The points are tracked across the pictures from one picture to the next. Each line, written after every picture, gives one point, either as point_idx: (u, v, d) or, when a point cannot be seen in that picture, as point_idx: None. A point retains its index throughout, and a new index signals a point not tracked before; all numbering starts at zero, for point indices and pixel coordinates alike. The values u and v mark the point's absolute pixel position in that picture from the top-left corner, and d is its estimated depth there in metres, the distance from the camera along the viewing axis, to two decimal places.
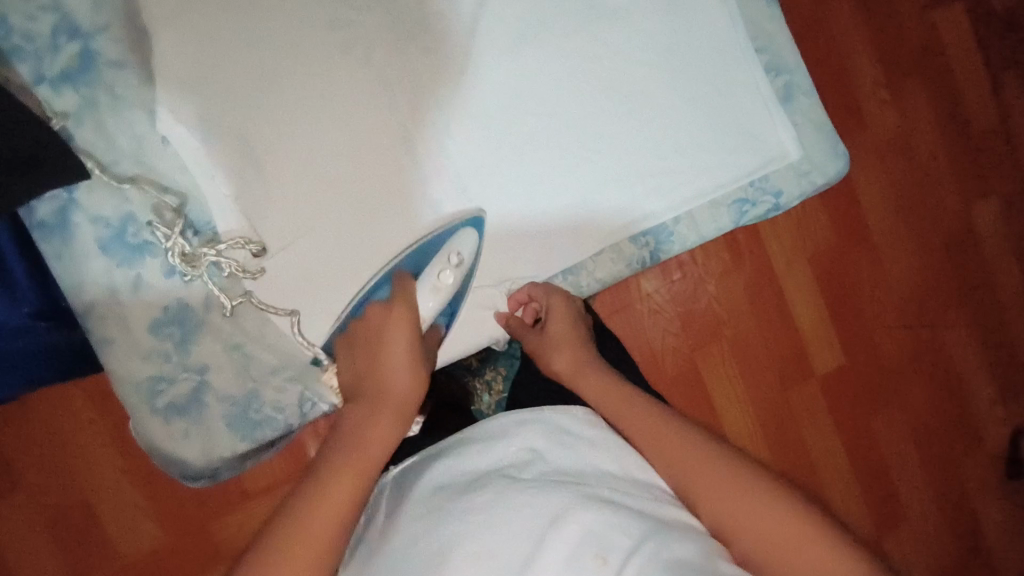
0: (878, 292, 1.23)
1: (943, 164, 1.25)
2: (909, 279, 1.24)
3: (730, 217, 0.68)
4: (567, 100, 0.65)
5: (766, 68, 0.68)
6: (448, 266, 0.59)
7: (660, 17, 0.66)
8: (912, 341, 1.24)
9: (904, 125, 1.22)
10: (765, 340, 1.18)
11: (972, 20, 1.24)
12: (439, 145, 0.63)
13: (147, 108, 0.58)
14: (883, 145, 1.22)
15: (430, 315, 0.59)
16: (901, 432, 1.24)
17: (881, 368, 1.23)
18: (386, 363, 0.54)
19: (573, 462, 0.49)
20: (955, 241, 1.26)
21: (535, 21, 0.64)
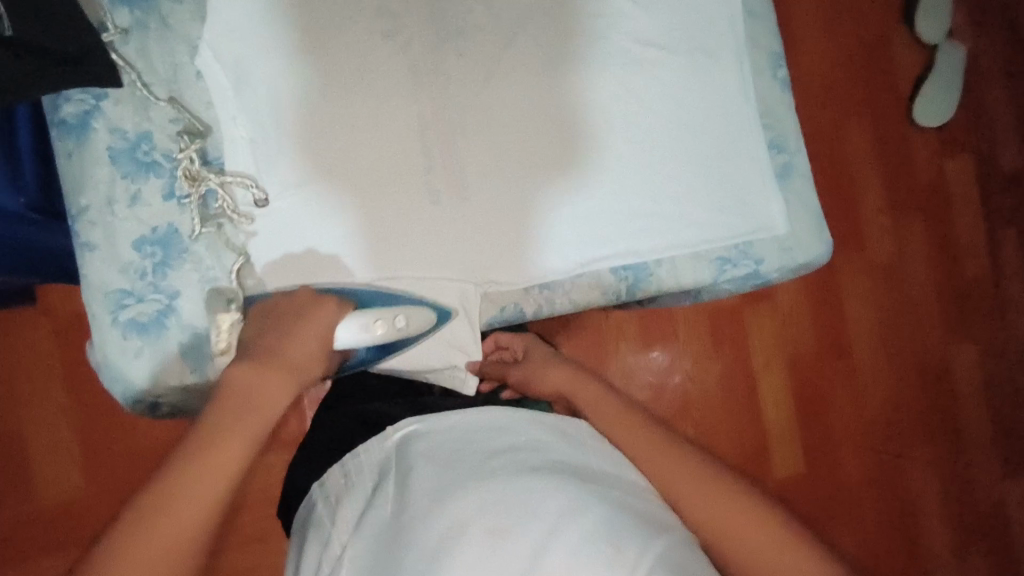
0: (851, 402, 1.37)
1: (934, 299, 1.42)
2: (881, 394, 1.38)
3: (710, 272, 0.71)
4: (582, 128, 0.68)
5: (769, 143, 0.73)
6: (391, 322, 0.62)
7: (682, 75, 0.70)
8: (873, 460, 1.36)
9: (901, 254, 1.40)
10: (733, 425, 1.31)
11: (980, 176, 1.45)
12: (452, 141, 0.66)
13: (191, 44, 0.62)
14: (879, 268, 1.39)
15: (342, 346, 0.61)
16: (850, 536, 1.33)
17: (839, 473, 1.35)
18: (289, 344, 0.57)
19: (569, 456, 0.57)
20: (924, 375, 1.40)
21: (568, 50, 0.68)
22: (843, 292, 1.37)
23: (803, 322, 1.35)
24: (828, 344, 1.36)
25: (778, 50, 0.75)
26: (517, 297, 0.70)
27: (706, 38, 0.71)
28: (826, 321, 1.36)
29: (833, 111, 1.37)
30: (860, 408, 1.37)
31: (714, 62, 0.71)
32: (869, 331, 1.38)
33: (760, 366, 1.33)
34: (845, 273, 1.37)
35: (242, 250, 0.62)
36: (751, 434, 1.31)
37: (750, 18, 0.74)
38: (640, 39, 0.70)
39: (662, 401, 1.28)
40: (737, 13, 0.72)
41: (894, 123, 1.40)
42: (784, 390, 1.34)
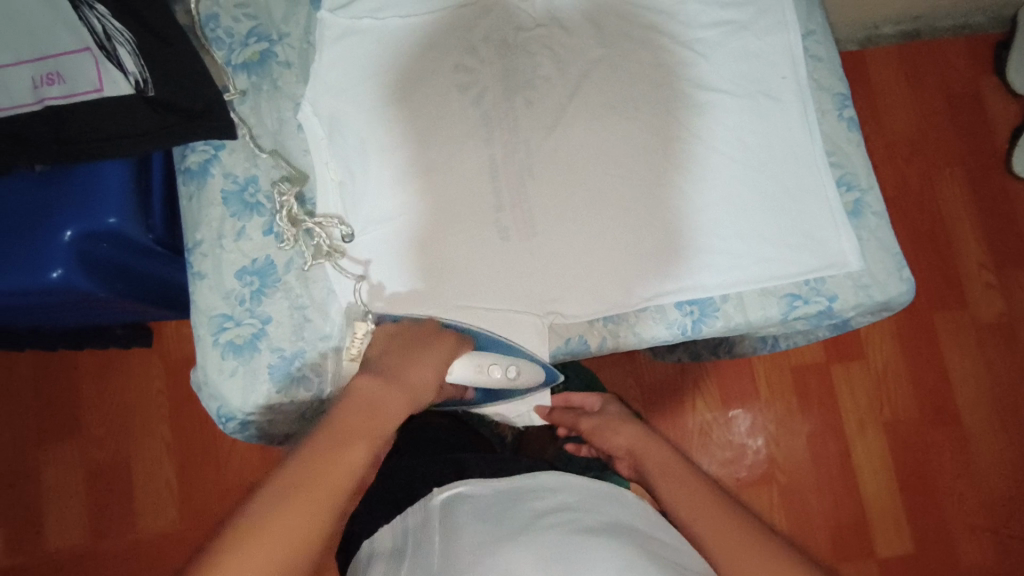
0: (960, 477, 1.23)
1: None
2: (997, 471, 1.23)
3: (780, 309, 0.70)
4: (644, 167, 0.71)
5: (838, 181, 0.72)
6: (503, 368, 0.69)
7: (744, 116, 0.72)
8: (999, 551, 1.20)
9: (1011, 313, 1.28)
10: (824, 498, 1.22)
11: None
12: (520, 181, 0.71)
13: (296, 102, 0.72)
14: (986, 329, 1.27)
15: (458, 377, 0.68)
16: None
17: (950, 557, 1.21)
18: (414, 364, 0.62)
19: (620, 518, 0.61)
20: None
21: (631, 98, 0.72)
22: (946, 354, 1.27)
23: (902, 385, 1.26)
24: (934, 414, 1.25)
25: (844, 91, 0.75)
26: (581, 329, 0.71)
27: (767, 81, 0.73)
28: (926, 385, 1.25)
29: (920, 165, 1.33)
30: (978, 488, 1.23)
31: (775, 103, 0.73)
32: (981, 402, 1.25)
33: (854, 433, 1.24)
34: (946, 332, 1.27)
35: (326, 279, 0.70)
36: (848, 509, 1.22)
37: (812, 62, 0.76)
38: (701, 84, 0.73)
39: (742, 467, 1.22)
40: (799, 57, 0.74)
41: (992, 173, 1.33)
42: (882, 457, 1.24)
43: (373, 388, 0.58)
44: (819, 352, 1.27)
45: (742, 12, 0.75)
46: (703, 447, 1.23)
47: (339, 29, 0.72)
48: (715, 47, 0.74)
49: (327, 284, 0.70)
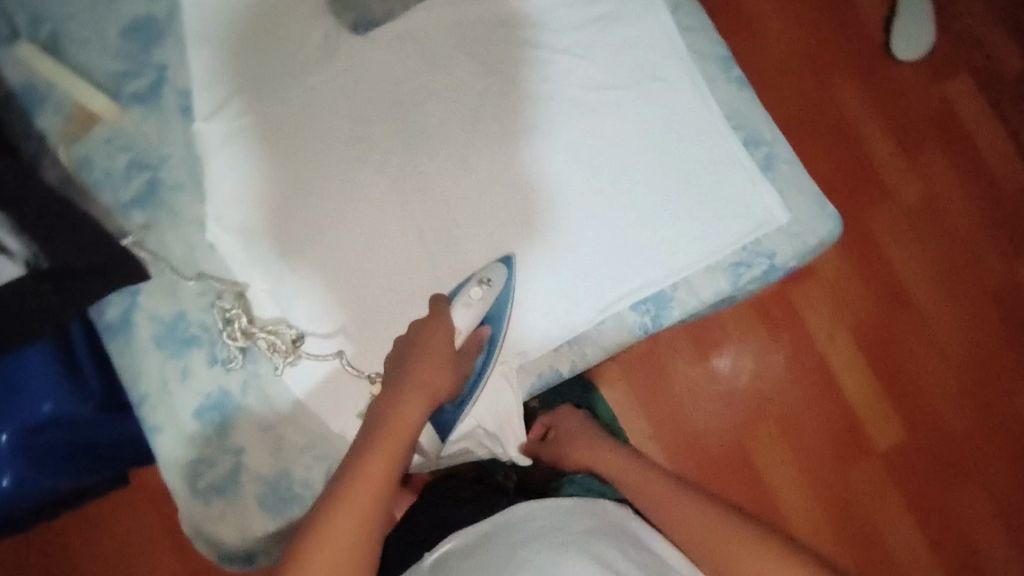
0: (930, 355, 1.24)
1: (981, 225, 1.26)
2: (959, 340, 1.24)
3: (728, 280, 0.71)
4: (563, 184, 0.72)
5: (745, 142, 0.74)
6: (479, 286, 0.67)
7: (642, 106, 0.73)
8: (975, 416, 1.23)
9: (931, 189, 1.27)
10: (817, 415, 1.23)
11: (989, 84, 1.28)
12: (449, 234, 0.70)
13: (199, 222, 0.68)
14: (914, 211, 1.26)
15: (464, 329, 0.67)
16: (975, 498, 1.21)
17: (940, 431, 1.23)
18: (421, 359, 0.64)
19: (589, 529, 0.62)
20: (1000, 304, 1.25)
21: (529, 120, 0.72)
22: (884, 244, 1.26)
23: (854, 286, 1.25)
24: (891, 303, 1.25)
25: (726, 52, 0.76)
26: (549, 359, 0.71)
27: (654, 66, 0.74)
28: (876, 279, 1.25)
29: (807, 73, 1.28)
30: (949, 362, 1.24)
31: (667, 86, 0.74)
32: (928, 278, 1.25)
33: (825, 345, 1.24)
34: (879, 223, 1.26)
35: (295, 386, 0.67)
36: (838, 418, 1.23)
37: (689, 33, 0.76)
38: (592, 87, 0.73)
39: (731, 406, 1.22)
40: (675, 33, 0.74)
41: (875, 62, 1.29)
42: (853, 355, 1.24)
43: (395, 407, 0.62)
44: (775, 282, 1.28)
45: (609, 6, 0.75)
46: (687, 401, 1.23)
47: (219, 136, 0.69)
48: (595, 48, 0.74)
49: (302, 390, 0.67)
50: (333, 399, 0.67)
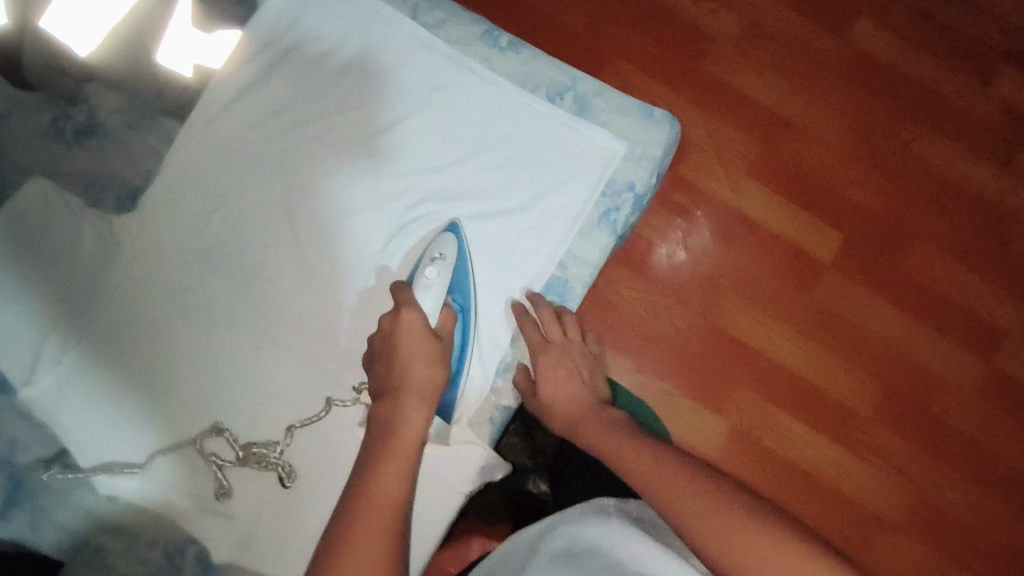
0: (824, 156, 1.10)
1: (803, 20, 1.13)
2: (842, 131, 1.10)
3: (606, 232, 0.69)
4: (409, 235, 0.68)
5: (550, 97, 0.71)
6: (432, 264, 0.63)
7: (437, 120, 0.70)
8: (884, 177, 1.09)
9: (743, 12, 1.12)
10: (766, 263, 1.06)
11: None
12: (331, 344, 0.65)
13: (84, 482, 0.60)
14: (740, 40, 1.12)
15: (433, 311, 0.62)
16: (942, 266, 1.07)
17: (877, 220, 1.08)
18: (409, 364, 0.57)
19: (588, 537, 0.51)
20: (852, 73, 1.12)
21: (339, 196, 0.68)
22: (721, 77, 1.11)
23: (728, 135, 1.09)
24: (761, 129, 1.10)
25: (484, 26, 0.72)
26: (492, 402, 0.66)
27: (425, 78, 0.70)
28: (741, 115, 1.10)
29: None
30: (834, 152, 1.10)
31: (450, 87, 0.70)
32: (779, 91, 1.11)
33: (734, 200, 1.08)
34: (715, 65, 1.11)
35: (297, 494, 0.62)
36: (777, 255, 1.06)
37: (441, 28, 0.71)
38: (380, 130, 0.69)
39: (686, 303, 1.04)
40: (426, 37, 0.70)
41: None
42: (763, 192, 1.08)
43: (398, 416, 0.54)
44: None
45: (353, 46, 0.70)
46: (647, 320, 1.03)
47: (54, 388, 0.61)
48: (360, 93, 0.69)
49: (310, 486, 0.62)
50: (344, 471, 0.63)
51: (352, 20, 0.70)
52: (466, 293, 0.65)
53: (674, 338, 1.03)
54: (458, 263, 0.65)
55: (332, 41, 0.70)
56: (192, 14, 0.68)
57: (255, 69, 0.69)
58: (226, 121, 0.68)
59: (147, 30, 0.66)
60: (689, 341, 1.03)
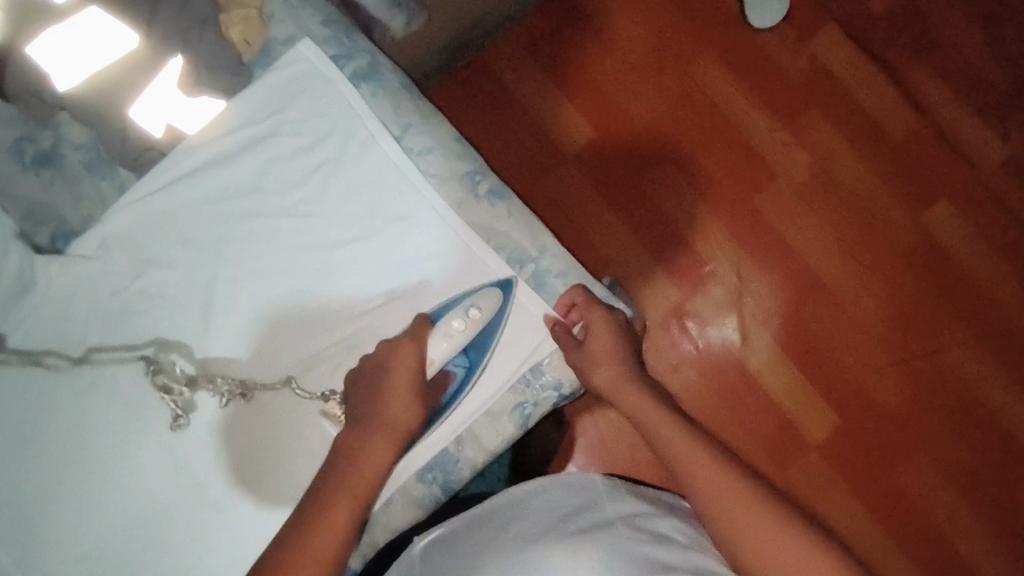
0: (853, 337, 1.12)
1: (877, 179, 1.15)
2: (878, 313, 1.12)
3: (515, 423, 0.66)
4: (321, 359, 0.65)
5: (509, 264, 0.67)
6: (463, 316, 0.63)
7: (385, 253, 0.67)
8: (909, 377, 1.10)
9: (816, 156, 1.16)
10: (745, 417, 1.11)
11: (857, 42, 1.17)
12: (203, 447, 0.65)
13: None
14: (803, 184, 1.15)
15: (439, 360, 0.63)
16: (935, 483, 1.08)
17: (880, 417, 1.10)
18: (392, 399, 0.60)
19: (630, 485, 0.67)
20: (911, 254, 1.13)
21: (262, 302, 0.66)
22: (772, 219, 1.15)
23: (770, 282, 1.13)
24: (796, 286, 1.13)
25: (471, 165, 0.69)
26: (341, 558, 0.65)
27: (390, 206, 0.67)
28: (781, 262, 1.14)
29: (672, 68, 1.19)
30: (863, 333, 1.12)
31: (412, 224, 0.67)
32: (826, 250, 1.14)
33: (741, 351, 1.13)
34: (768, 203, 1.15)
35: (250, 432, 0.65)
36: (762, 416, 1.11)
37: (423, 157, 0.68)
38: (326, 245, 0.67)
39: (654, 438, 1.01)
40: (404, 165, 0.67)
41: (733, 39, 1.19)
42: (772, 348, 1.12)
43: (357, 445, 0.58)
44: (673, 292, 1.14)
45: (327, 152, 0.68)
46: (608, 442, 1.01)
47: None
48: (320, 201, 0.67)
49: (260, 428, 0.65)
50: (293, 426, 0.65)
51: (335, 122, 0.68)
52: (481, 355, 0.65)
53: (629, 468, 1.00)
54: (495, 321, 0.65)
55: (312, 139, 0.68)
56: (178, 78, 0.64)
57: (230, 144, 0.68)
58: (183, 190, 0.67)
59: (122, 84, 0.62)
60: (643, 476, 1.00)
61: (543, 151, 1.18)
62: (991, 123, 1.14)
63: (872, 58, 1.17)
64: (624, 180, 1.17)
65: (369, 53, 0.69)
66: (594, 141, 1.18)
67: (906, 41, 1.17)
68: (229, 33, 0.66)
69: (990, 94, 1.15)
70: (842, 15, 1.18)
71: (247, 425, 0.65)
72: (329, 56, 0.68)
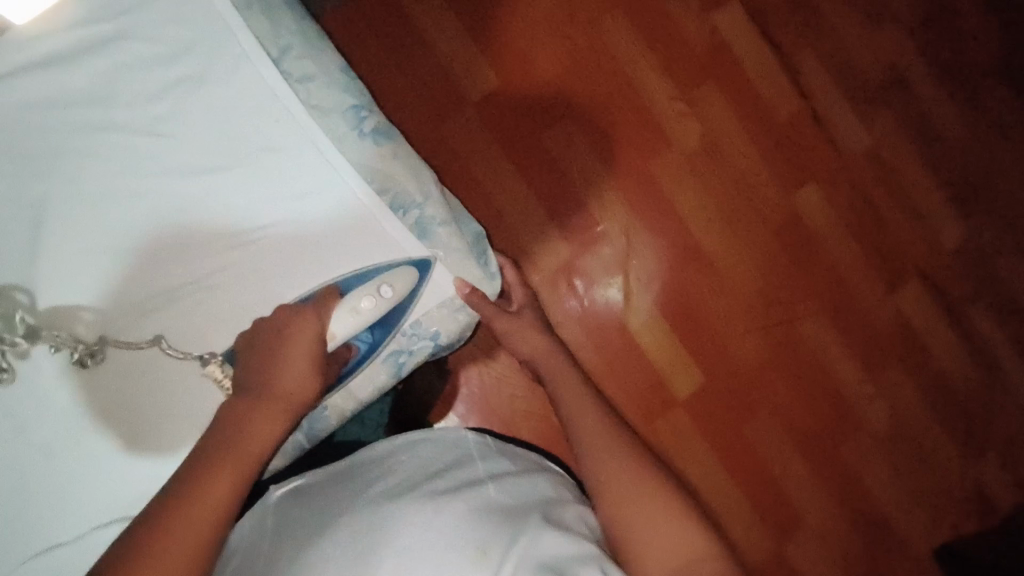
0: (722, 303, 1.20)
1: (760, 156, 1.21)
2: (747, 283, 1.20)
3: (389, 372, 0.65)
4: (178, 294, 0.60)
5: (390, 208, 0.64)
6: (375, 293, 0.60)
7: (253, 185, 0.61)
8: (768, 342, 1.20)
9: (708, 128, 1.20)
10: (621, 373, 1.17)
11: (755, 20, 1.21)
12: (31, 385, 0.58)
13: None
14: (694, 154, 1.19)
15: (341, 337, 0.59)
16: (778, 437, 1.20)
17: (738, 376, 1.19)
18: (287, 371, 0.54)
19: (498, 448, 0.69)
20: (780, 230, 1.21)
21: (106, 227, 0.59)
22: (662, 186, 1.19)
23: (656, 247, 1.18)
24: (677, 252, 1.19)
25: (354, 100, 0.64)
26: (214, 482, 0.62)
27: (262, 136, 0.61)
28: (666, 229, 1.18)
29: (583, 25, 1.17)
30: (732, 300, 1.20)
31: (286, 161, 0.62)
32: (708, 220, 1.20)
33: (623, 310, 1.17)
34: (660, 169, 1.19)
35: (107, 372, 0.60)
36: (637, 373, 1.17)
37: (303, 85, 0.62)
38: (186, 172, 0.60)
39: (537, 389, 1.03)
40: (281, 91, 0.62)
41: (644, 4, 1.19)
42: (650, 309, 1.18)
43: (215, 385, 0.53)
44: (564, 249, 1.16)
45: (191, 64, 0.60)
46: (492, 393, 1.02)
47: None
48: (182, 121, 0.60)
49: (118, 377, 0.60)
50: (166, 374, 0.61)
51: (203, 36, 0.60)
52: (387, 333, 0.63)
53: (511, 418, 1.02)
54: (406, 299, 0.63)
55: (173, 50, 0.60)
56: None
57: (69, 43, 0.58)
58: (1, 89, 0.56)
59: None
60: (523, 426, 1.02)
61: (446, 93, 1.13)
62: (863, 115, 1.24)
63: (767, 38, 1.21)
64: (526, 133, 1.15)
65: None
66: (499, 89, 1.15)
67: (798, 26, 1.22)
68: None
69: (864, 86, 1.24)
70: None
71: (97, 370, 0.59)
72: None
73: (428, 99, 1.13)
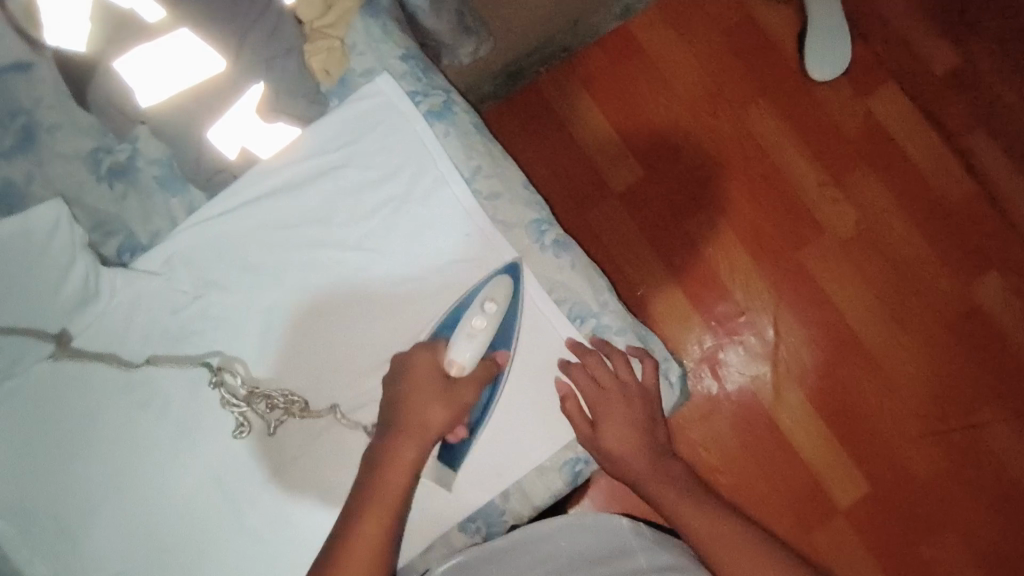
0: (889, 402, 1.09)
1: (927, 244, 1.12)
2: (917, 380, 1.09)
3: (565, 480, 0.66)
4: (374, 392, 0.65)
5: (569, 318, 0.66)
6: (481, 312, 0.62)
7: (442, 293, 0.66)
8: (947, 450, 1.07)
9: (865, 214, 1.13)
10: (772, 473, 1.09)
11: (916, 100, 1.15)
12: (248, 473, 0.65)
13: None
14: (850, 241, 1.13)
15: (468, 359, 0.62)
16: (965, 561, 1.04)
17: (911, 487, 1.07)
18: (425, 406, 0.60)
19: (652, 539, 0.68)
20: (956, 325, 1.10)
21: (318, 330, 0.66)
22: (815, 274, 1.13)
23: (811, 339, 1.11)
24: (835, 345, 1.11)
25: (538, 215, 0.68)
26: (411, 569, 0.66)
27: (452, 248, 0.67)
28: (819, 320, 1.12)
29: (728, 114, 1.18)
30: (903, 400, 1.09)
31: (474, 268, 0.66)
32: (870, 310, 1.11)
33: (772, 403, 1.11)
34: (811, 256, 1.13)
35: (317, 461, 0.65)
36: (790, 475, 1.08)
37: (490, 202, 0.67)
38: (386, 281, 0.67)
39: None
40: (472, 208, 0.67)
41: (793, 92, 1.17)
42: (804, 405, 1.10)
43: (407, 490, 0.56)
44: (709, 338, 1.13)
45: (397, 185, 0.68)
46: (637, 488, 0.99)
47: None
48: (385, 236, 0.67)
49: (319, 435, 0.65)
50: (355, 464, 0.64)
51: (408, 160, 0.68)
52: (508, 345, 0.65)
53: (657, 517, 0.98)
54: (512, 305, 0.64)
55: (383, 173, 0.68)
56: (258, 101, 0.64)
57: (301, 173, 0.68)
58: (247, 214, 0.67)
59: (204, 105, 0.61)
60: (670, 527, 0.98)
61: (591, 185, 1.17)
62: None
63: (931, 119, 1.14)
64: (671, 223, 1.16)
65: (445, 91, 0.70)
66: (643, 180, 1.17)
67: (968, 104, 1.14)
68: (311, 62, 0.67)
69: None
70: (905, 73, 1.15)
71: (311, 459, 0.65)
72: (406, 91, 0.69)
73: (573, 191, 1.18)
